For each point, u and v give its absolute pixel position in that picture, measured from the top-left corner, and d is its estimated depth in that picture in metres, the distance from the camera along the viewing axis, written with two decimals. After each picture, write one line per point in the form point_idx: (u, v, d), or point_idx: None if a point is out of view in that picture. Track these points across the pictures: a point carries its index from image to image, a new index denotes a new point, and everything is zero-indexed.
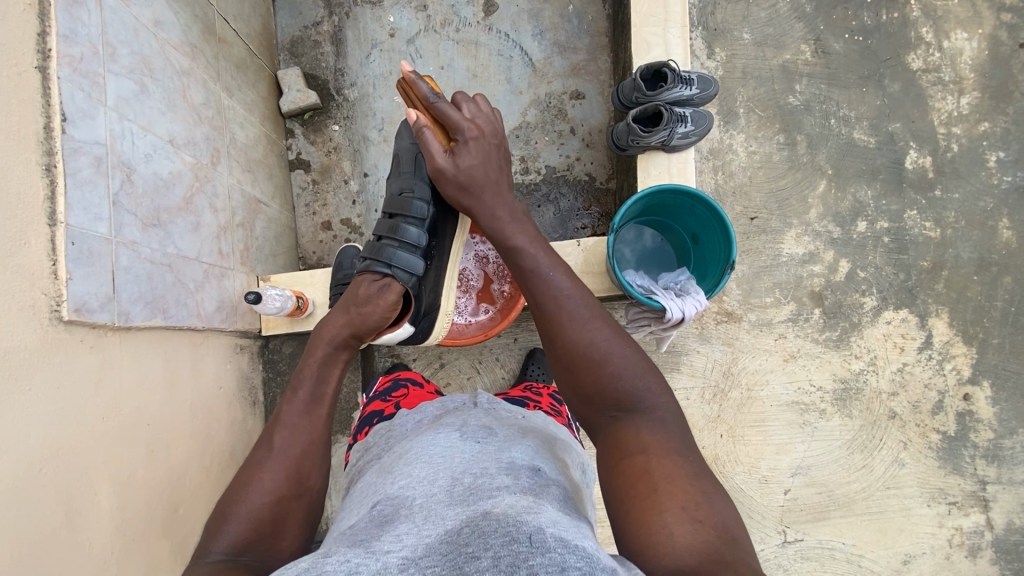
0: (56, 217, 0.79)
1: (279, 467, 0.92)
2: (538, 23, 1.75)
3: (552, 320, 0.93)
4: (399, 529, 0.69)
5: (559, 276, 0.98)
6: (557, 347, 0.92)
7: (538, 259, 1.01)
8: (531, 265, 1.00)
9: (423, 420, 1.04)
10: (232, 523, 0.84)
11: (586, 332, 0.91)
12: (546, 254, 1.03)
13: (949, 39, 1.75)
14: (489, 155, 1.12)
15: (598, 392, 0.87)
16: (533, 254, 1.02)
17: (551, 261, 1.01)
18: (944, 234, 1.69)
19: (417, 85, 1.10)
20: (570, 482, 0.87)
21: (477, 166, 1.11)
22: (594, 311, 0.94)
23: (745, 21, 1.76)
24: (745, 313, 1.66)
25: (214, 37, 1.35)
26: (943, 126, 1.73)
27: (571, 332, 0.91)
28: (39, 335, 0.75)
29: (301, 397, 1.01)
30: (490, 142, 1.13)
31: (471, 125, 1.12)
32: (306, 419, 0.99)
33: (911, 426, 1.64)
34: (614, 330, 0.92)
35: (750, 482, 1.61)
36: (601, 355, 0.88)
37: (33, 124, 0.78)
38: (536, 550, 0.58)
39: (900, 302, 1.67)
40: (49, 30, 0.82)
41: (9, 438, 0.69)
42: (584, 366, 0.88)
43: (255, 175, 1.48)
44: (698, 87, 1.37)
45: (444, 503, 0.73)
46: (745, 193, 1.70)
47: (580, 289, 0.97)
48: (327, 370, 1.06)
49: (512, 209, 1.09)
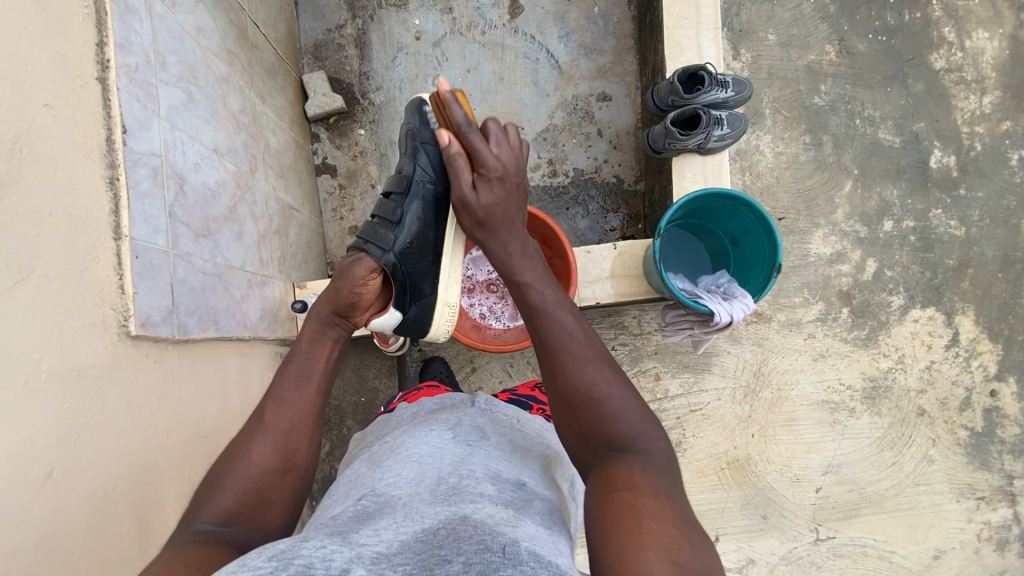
0: (120, 230, 0.78)
1: (268, 440, 0.90)
2: (564, 25, 1.74)
3: (552, 345, 0.89)
4: (379, 523, 0.66)
5: (565, 311, 0.92)
6: (559, 387, 0.86)
7: (546, 295, 0.94)
8: (539, 301, 0.93)
9: (420, 414, 0.98)
10: (218, 493, 0.82)
11: (587, 369, 0.86)
12: (554, 290, 0.96)
13: (971, 39, 1.76)
14: (511, 194, 1.00)
15: (594, 429, 0.82)
16: (541, 290, 0.95)
17: (558, 298, 0.94)
18: (969, 233, 1.71)
19: (451, 114, 0.96)
20: (555, 501, 0.81)
21: (496, 205, 0.99)
22: (599, 351, 0.89)
23: (770, 21, 1.76)
24: (774, 313, 1.66)
25: (247, 43, 1.33)
26: (966, 125, 1.74)
27: (575, 371, 0.86)
28: (110, 352, 0.74)
29: (291, 371, 0.99)
30: (514, 184, 1.00)
31: (498, 161, 0.98)
32: (295, 394, 0.96)
33: (939, 423, 1.65)
34: (615, 370, 0.87)
35: (782, 480, 1.62)
36: (599, 396, 0.83)
37: (96, 138, 0.76)
38: (507, 563, 0.56)
39: (927, 300, 1.68)
40: (107, 40, 0.80)
41: (86, 457, 0.68)
42: (582, 407, 0.83)
43: (286, 181, 1.47)
44: (734, 89, 1.38)
45: (426, 501, 0.70)
46: (773, 194, 1.70)
47: (581, 320, 0.93)
48: (319, 348, 1.03)
49: (526, 244, 1.00)
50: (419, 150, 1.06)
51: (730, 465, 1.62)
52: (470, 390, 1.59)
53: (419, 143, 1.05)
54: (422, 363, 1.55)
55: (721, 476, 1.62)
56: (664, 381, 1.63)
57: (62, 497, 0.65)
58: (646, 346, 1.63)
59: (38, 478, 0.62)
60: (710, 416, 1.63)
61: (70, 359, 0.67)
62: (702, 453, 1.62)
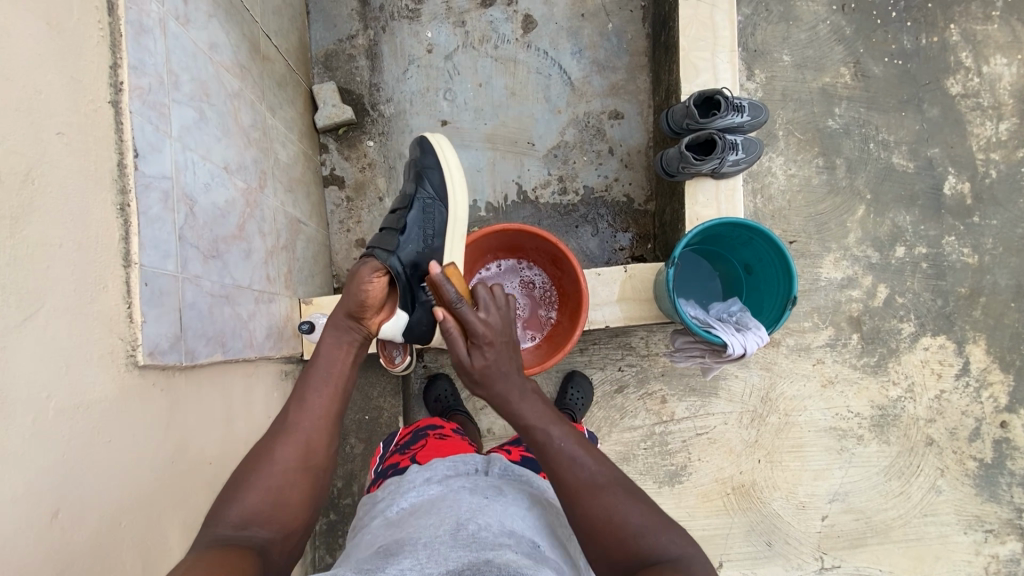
0: (130, 257, 0.76)
1: (291, 443, 0.90)
2: (577, 41, 1.73)
3: (570, 489, 0.84)
4: (401, 563, 0.65)
5: (574, 445, 0.87)
6: (578, 516, 0.82)
7: (551, 433, 0.88)
8: (530, 417, 0.90)
9: (436, 477, 0.89)
10: (244, 492, 0.84)
11: (602, 497, 0.82)
12: (559, 425, 0.89)
13: (988, 65, 1.75)
14: (504, 354, 0.92)
15: (617, 551, 0.78)
16: (546, 428, 0.88)
17: (563, 429, 0.89)
18: (982, 261, 1.69)
19: (443, 286, 0.91)
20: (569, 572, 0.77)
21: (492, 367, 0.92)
22: (612, 481, 0.84)
23: (785, 42, 1.75)
24: (783, 337, 1.65)
25: (259, 55, 1.32)
26: (981, 151, 1.72)
27: (594, 502, 0.81)
28: (117, 383, 0.73)
29: (311, 377, 0.98)
30: (504, 344, 0.93)
31: (486, 327, 0.90)
32: (317, 398, 0.96)
33: (947, 453, 1.64)
34: (626, 489, 0.83)
35: (788, 507, 1.61)
36: (620, 519, 0.79)
37: (108, 163, 0.75)
38: None
39: (938, 328, 1.67)
40: (121, 62, 0.78)
41: (91, 494, 0.67)
42: (607, 536, 0.79)
43: (295, 194, 1.46)
44: (749, 113, 1.36)
45: (447, 544, 0.68)
46: (784, 217, 1.69)
47: (589, 445, 0.88)
48: (340, 351, 1.02)
49: (523, 384, 0.93)
50: (416, 172, 1.11)
51: (736, 490, 1.61)
52: (474, 408, 1.57)
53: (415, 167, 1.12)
54: (428, 379, 1.55)
55: (726, 501, 1.60)
56: (671, 404, 1.61)
57: (68, 536, 0.63)
58: (653, 368, 1.61)
59: (43, 519, 0.60)
60: (716, 440, 1.61)
61: (77, 394, 0.66)
62: (707, 478, 1.61)
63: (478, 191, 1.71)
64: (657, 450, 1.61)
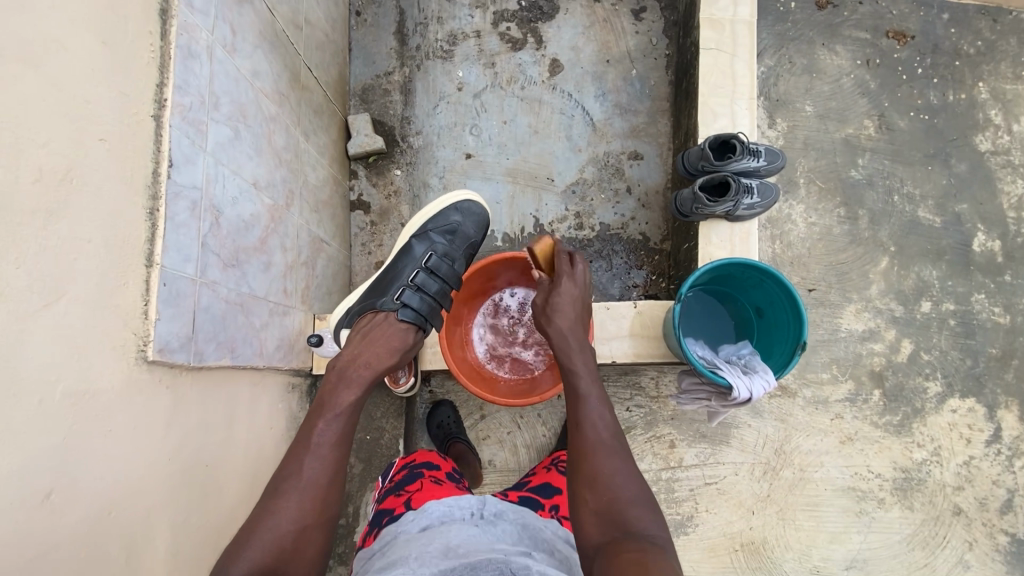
0: (153, 258, 0.81)
1: (298, 498, 0.86)
2: (602, 85, 1.79)
3: (590, 434, 0.96)
4: None
5: (601, 406, 1.00)
6: (584, 466, 0.93)
7: (583, 386, 1.03)
8: (584, 390, 1.02)
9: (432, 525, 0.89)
10: (247, 549, 0.80)
11: (615, 461, 0.92)
12: (591, 382, 1.04)
13: (1018, 123, 1.73)
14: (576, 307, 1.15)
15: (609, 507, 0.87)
16: (580, 380, 1.04)
17: (598, 394, 1.02)
18: (1013, 321, 1.62)
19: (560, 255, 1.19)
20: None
21: (563, 317, 1.12)
22: (623, 456, 0.94)
23: (808, 93, 1.76)
24: (800, 387, 1.59)
25: (298, 85, 1.41)
26: (1011, 210, 1.68)
27: (598, 460, 0.92)
28: (125, 376, 0.76)
29: (326, 425, 0.94)
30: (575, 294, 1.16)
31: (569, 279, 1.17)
32: (333, 451, 0.92)
33: (977, 525, 1.53)
34: (634, 468, 0.93)
35: (800, 571, 1.51)
36: (619, 484, 0.89)
37: (143, 170, 0.81)
38: None
39: (966, 390, 1.59)
40: (167, 82, 0.86)
41: (85, 480, 0.68)
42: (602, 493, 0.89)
43: (320, 215, 1.52)
44: (765, 159, 1.38)
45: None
46: (803, 264, 1.66)
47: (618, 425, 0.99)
48: (353, 403, 0.98)
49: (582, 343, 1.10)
50: (468, 257, 1.29)
51: (745, 547, 1.52)
52: (475, 437, 1.56)
53: (472, 251, 1.29)
54: (432, 405, 1.57)
55: (733, 559, 1.52)
56: (679, 449, 1.56)
57: (56, 519, 0.65)
58: (662, 410, 1.58)
59: (36, 498, 0.62)
60: (725, 491, 1.55)
61: (88, 381, 0.70)
62: (714, 532, 1.53)
63: (497, 222, 1.74)
64: (663, 496, 1.55)
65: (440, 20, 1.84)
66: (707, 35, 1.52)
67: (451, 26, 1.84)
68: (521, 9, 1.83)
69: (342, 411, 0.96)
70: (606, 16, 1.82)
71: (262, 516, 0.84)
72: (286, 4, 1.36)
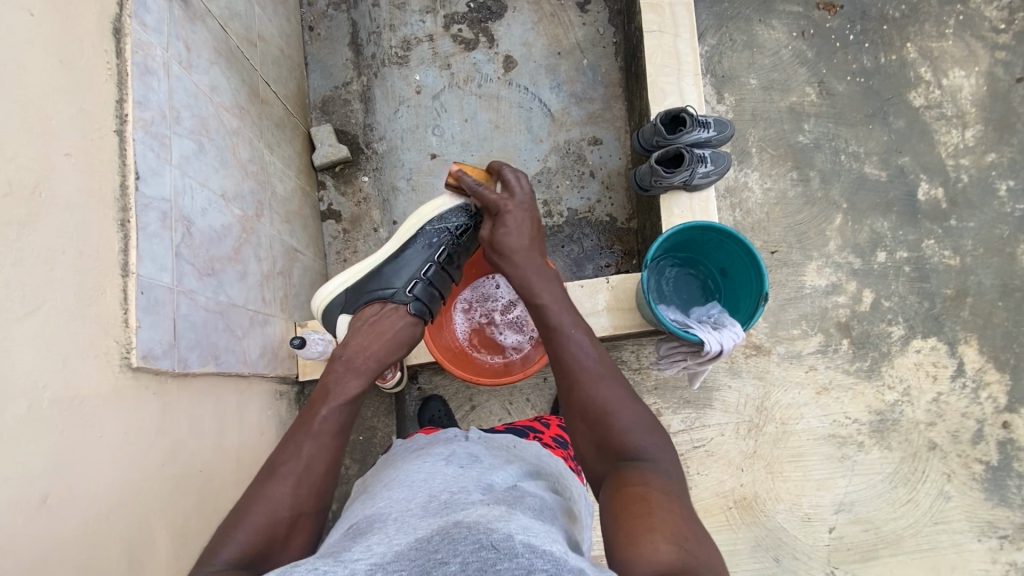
0: (128, 268, 0.83)
1: (292, 483, 0.87)
2: (555, 77, 1.85)
3: (569, 365, 0.95)
4: (370, 540, 0.67)
5: (582, 334, 0.98)
6: (575, 396, 0.93)
7: (564, 318, 0.99)
8: (557, 322, 0.99)
9: (415, 446, 0.97)
10: (239, 530, 0.81)
11: (602, 386, 0.92)
12: (572, 314, 1.01)
13: (948, 77, 1.81)
14: (524, 222, 1.10)
15: (613, 444, 0.87)
16: (558, 313, 1.01)
17: (574, 321, 1.00)
18: (963, 262, 1.71)
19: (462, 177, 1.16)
20: (557, 502, 0.84)
21: (512, 240, 1.09)
22: (625, 390, 0.92)
23: (751, 67, 1.83)
24: (773, 345, 1.66)
25: (257, 99, 1.43)
26: (950, 158, 1.77)
27: (583, 390, 0.92)
28: (111, 382, 0.78)
29: (326, 415, 0.95)
30: (523, 212, 1.12)
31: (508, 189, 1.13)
32: (333, 442, 0.94)
33: (952, 457, 1.61)
34: (626, 390, 0.92)
35: (793, 520, 1.57)
36: (611, 410, 0.89)
37: (110, 183, 0.83)
38: (503, 556, 0.58)
39: (927, 331, 1.67)
40: (126, 97, 0.88)
41: (79, 485, 0.70)
42: (599, 422, 0.89)
43: (292, 225, 1.54)
44: (715, 129, 1.45)
45: (418, 516, 0.70)
46: (764, 228, 1.73)
47: (598, 346, 0.98)
48: (353, 393, 0.99)
49: (541, 267, 1.08)
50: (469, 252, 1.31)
51: (738, 504, 1.58)
52: (468, 428, 1.59)
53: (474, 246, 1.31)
54: (422, 401, 1.60)
55: (728, 516, 1.57)
56: (666, 417, 1.62)
57: (53, 523, 0.66)
58: (645, 381, 1.63)
59: (33, 503, 0.64)
60: (714, 452, 1.60)
61: (73, 388, 0.72)
62: (708, 492, 1.58)
63: None
64: None
65: (393, 28, 1.88)
66: (649, 19, 1.60)
67: (404, 33, 1.88)
68: (471, 10, 1.88)
69: (346, 400, 0.98)
70: (553, 10, 1.88)
71: (256, 499, 0.85)
72: (238, 21, 1.39)
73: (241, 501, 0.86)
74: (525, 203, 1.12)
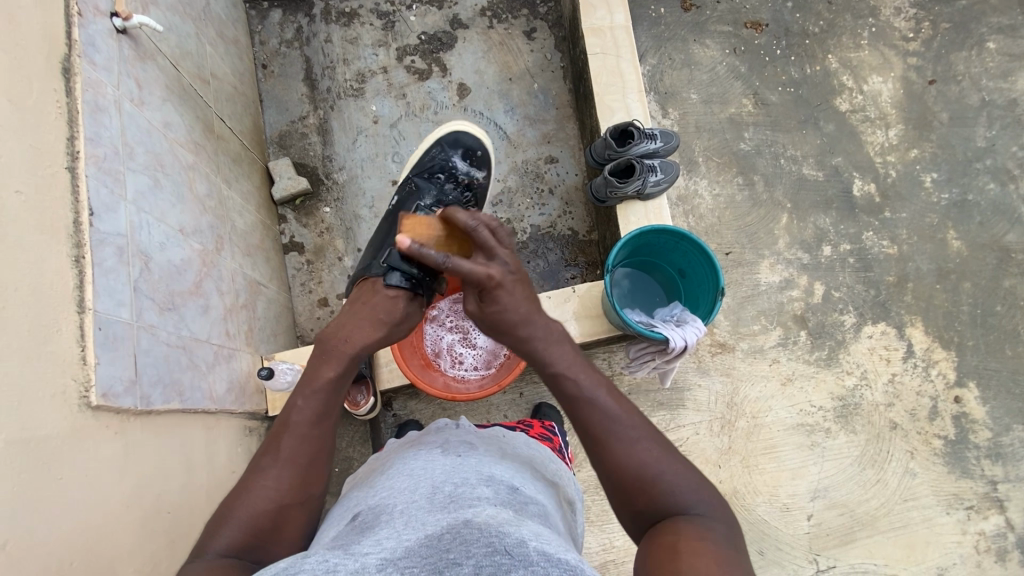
0: (84, 303, 0.81)
1: (279, 475, 0.88)
2: (508, 101, 1.92)
3: (596, 431, 0.90)
4: (379, 534, 0.67)
5: (602, 395, 0.93)
6: (607, 467, 0.89)
7: (580, 383, 0.95)
8: (575, 389, 0.94)
9: (406, 440, 0.99)
10: (226, 528, 0.82)
11: (637, 453, 0.88)
12: (587, 373, 0.96)
13: (867, 83, 1.97)
14: (516, 291, 0.99)
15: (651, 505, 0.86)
16: (575, 378, 0.95)
17: (590, 380, 0.95)
18: (901, 250, 1.83)
19: (421, 253, 0.96)
20: (548, 502, 0.84)
21: (509, 314, 0.99)
22: (662, 445, 0.90)
23: (691, 83, 1.95)
24: (737, 342, 1.72)
25: (212, 135, 1.43)
26: (878, 156, 1.91)
27: (624, 456, 0.88)
28: (70, 423, 0.76)
29: (306, 407, 0.94)
30: (512, 277, 1.00)
31: (486, 268, 0.97)
32: (316, 431, 0.93)
33: (913, 435, 1.69)
34: (661, 446, 0.89)
35: (773, 511, 1.60)
36: (654, 475, 0.87)
37: (63, 220, 0.82)
38: (518, 564, 0.58)
39: (876, 317, 1.77)
40: (77, 135, 0.87)
41: (39, 531, 0.67)
42: (639, 492, 0.86)
43: (254, 259, 1.52)
44: (661, 140, 1.54)
45: (423, 509, 0.70)
46: (716, 232, 1.82)
47: (622, 403, 0.94)
48: (331, 383, 0.97)
49: (549, 328, 1.01)
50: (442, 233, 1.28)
51: None
52: None
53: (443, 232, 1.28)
54: (398, 427, 1.57)
55: None
56: None
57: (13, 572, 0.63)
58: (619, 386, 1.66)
59: None
60: (691, 451, 1.63)
61: (30, 429, 0.69)
62: None
63: None
64: None
65: (346, 62, 1.93)
66: (592, 42, 1.69)
67: (358, 66, 1.92)
68: (422, 42, 1.94)
69: (324, 390, 0.96)
70: (501, 39, 1.96)
71: (241, 493, 0.87)
72: (189, 60, 1.40)
73: (227, 498, 0.88)
74: (509, 266, 1.00)
